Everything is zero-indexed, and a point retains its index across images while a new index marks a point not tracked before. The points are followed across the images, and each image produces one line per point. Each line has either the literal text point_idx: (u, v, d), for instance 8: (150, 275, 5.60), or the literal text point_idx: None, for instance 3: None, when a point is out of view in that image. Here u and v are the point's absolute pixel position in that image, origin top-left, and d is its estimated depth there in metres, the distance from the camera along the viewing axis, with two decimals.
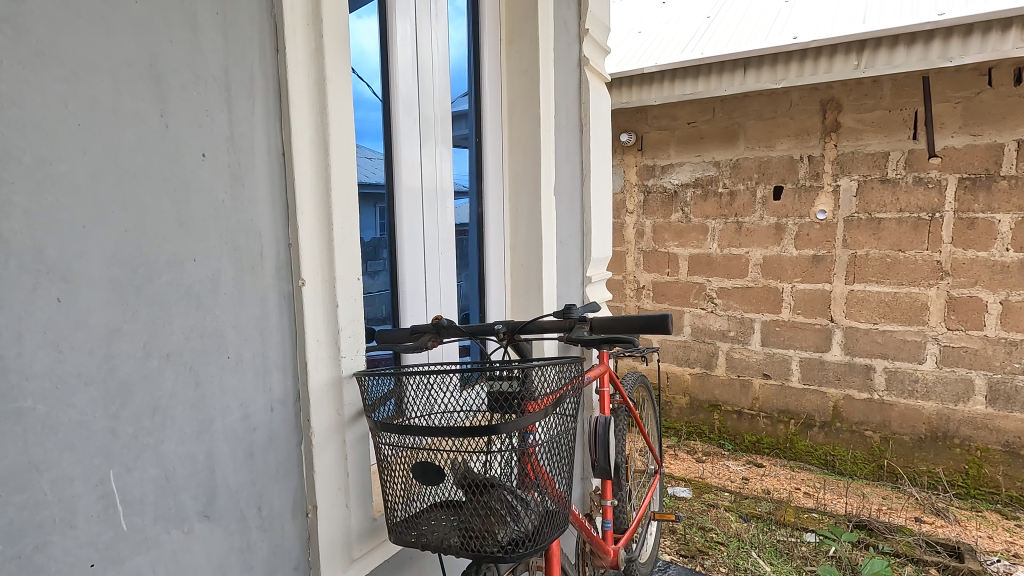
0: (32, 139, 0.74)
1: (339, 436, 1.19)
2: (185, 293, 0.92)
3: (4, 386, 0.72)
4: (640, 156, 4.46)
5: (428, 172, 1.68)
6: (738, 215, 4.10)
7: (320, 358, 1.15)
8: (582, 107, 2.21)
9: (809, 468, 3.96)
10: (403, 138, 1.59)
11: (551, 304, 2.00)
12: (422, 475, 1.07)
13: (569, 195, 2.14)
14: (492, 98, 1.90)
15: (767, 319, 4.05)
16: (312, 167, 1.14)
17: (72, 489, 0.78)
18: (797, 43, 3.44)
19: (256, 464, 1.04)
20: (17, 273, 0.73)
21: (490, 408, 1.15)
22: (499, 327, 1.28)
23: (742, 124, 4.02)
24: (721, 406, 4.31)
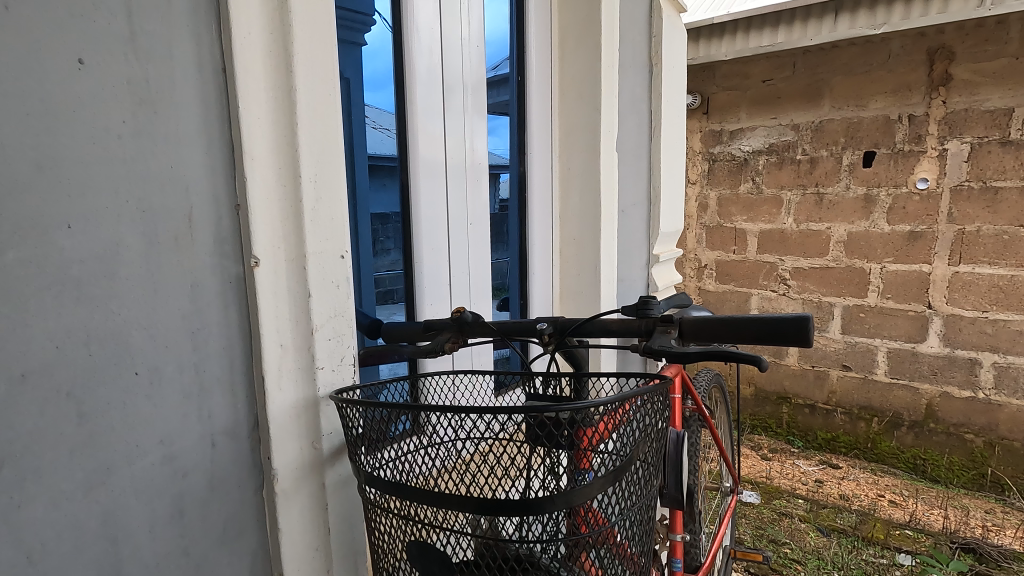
0: None
1: (316, 479, 0.83)
2: (54, 278, 0.58)
3: None
4: (705, 121, 3.89)
5: (454, 142, 1.29)
6: (819, 185, 3.50)
7: (285, 370, 0.79)
8: (654, 41, 1.72)
9: (894, 473, 3.39)
10: (418, 74, 1.19)
11: (611, 290, 1.56)
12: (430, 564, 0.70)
13: (631, 152, 1.72)
14: (539, 25, 1.46)
15: (850, 305, 3.47)
16: (269, 92, 0.76)
17: None
18: None
19: (187, 523, 0.72)
20: None
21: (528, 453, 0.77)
22: (543, 326, 0.91)
23: (828, 81, 3.40)
24: (791, 399, 3.80)
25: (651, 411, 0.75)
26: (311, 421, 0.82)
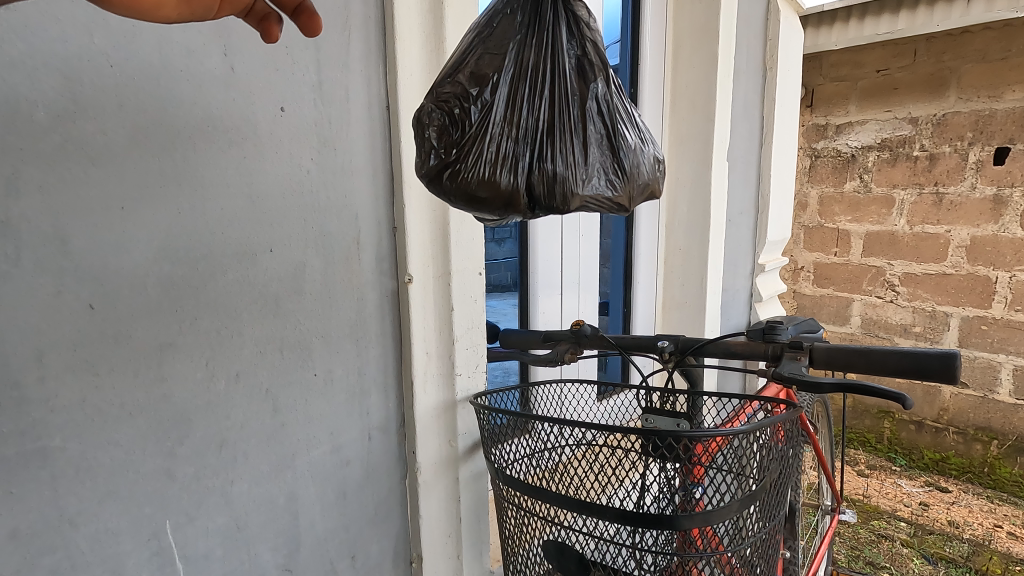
0: (46, 86, 0.52)
1: (452, 473, 0.92)
2: (259, 295, 0.70)
3: (22, 423, 0.55)
4: (809, 114, 3.31)
5: None
6: (939, 185, 2.89)
7: (430, 374, 0.87)
8: (768, 45, 1.67)
9: (1015, 503, 2.88)
10: None
11: (716, 299, 1.56)
12: (453, 190, 0.58)
13: (744, 158, 1.66)
14: (653, 37, 1.46)
15: (970, 315, 2.89)
16: None
17: (117, 546, 0.62)
18: None
19: (349, 506, 0.84)
20: (33, 273, 0.53)
21: (579, 16, 0.64)
22: (664, 344, 0.94)
23: (956, 69, 2.79)
24: (894, 414, 3.30)
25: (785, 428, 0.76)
26: (448, 424, 0.91)
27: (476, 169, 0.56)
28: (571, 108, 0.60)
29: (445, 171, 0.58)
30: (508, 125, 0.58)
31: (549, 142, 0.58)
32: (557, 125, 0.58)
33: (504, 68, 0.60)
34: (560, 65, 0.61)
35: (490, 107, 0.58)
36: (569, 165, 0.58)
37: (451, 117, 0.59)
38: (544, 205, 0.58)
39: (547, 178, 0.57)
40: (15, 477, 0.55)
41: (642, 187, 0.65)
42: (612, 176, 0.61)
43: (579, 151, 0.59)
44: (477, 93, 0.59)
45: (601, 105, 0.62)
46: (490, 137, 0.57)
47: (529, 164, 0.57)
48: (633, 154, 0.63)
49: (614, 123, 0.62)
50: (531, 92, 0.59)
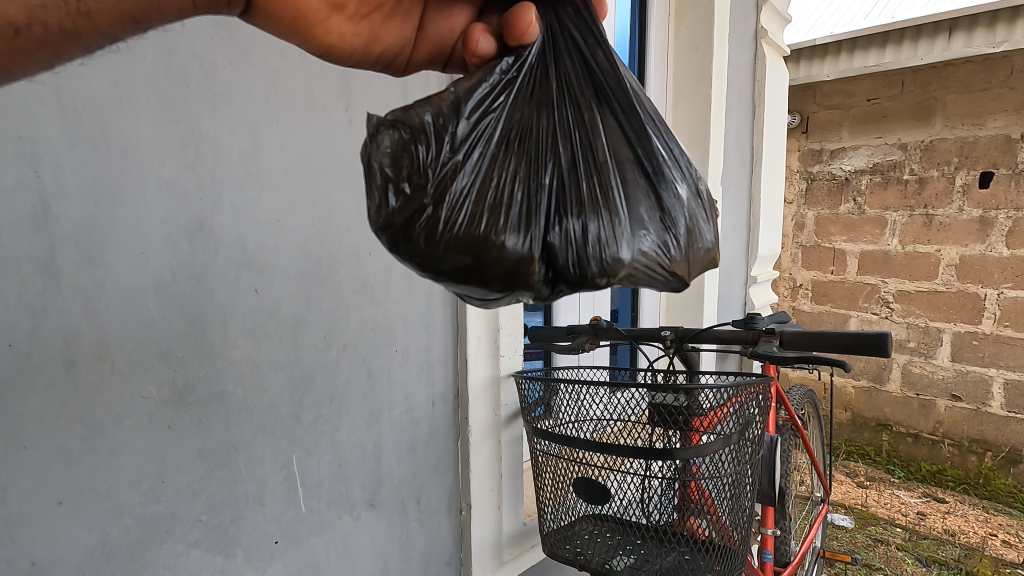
0: (239, 136, 0.78)
1: (495, 436, 1.17)
2: (362, 285, 0.95)
3: (212, 370, 0.77)
4: (804, 139, 3.53)
5: None
6: (928, 207, 3.09)
7: (480, 355, 1.13)
8: (756, 85, 1.92)
9: (1010, 513, 2.87)
10: None
11: (711, 305, 1.79)
12: (428, 251, 0.43)
13: (736, 183, 1.90)
14: (657, 77, 1.70)
15: (962, 331, 3.03)
16: None
17: (262, 469, 0.84)
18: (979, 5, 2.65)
19: (417, 458, 1.06)
20: (224, 263, 0.77)
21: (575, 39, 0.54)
22: (667, 334, 1.16)
23: (940, 98, 3.03)
24: (892, 426, 3.31)
25: (744, 392, 1.08)
26: (493, 395, 1.17)
27: (468, 223, 0.43)
28: (598, 150, 0.49)
29: (417, 219, 0.43)
30: (514, 169, 0.46)
31: (573, 191, 0.46)
32: (581, 172, 0.47)
33: (509, 104, 0.50)
34: (582, 107, 0.52)
35: (487, 144, 0.47)
36: (601, 220, 0.46)
37: (425, 143, 0.44)
38: (567, 273, 0.45)
39: (572, 236, 0.45)
40: (207, 410, 0.77)
41: (702, 255, 0.52)
42: (660, 236, 0.48)
43: (611, 205, 0.47)
44: (470, 123, 0.47)
45: (626, 147, 0.51)
46: (485, 180, 0.45)
47: (545, 219, 0.45)
48: (686, 213, 0.51)
49: (660, 173, 0.51)
50: (546, 134, 0.49)
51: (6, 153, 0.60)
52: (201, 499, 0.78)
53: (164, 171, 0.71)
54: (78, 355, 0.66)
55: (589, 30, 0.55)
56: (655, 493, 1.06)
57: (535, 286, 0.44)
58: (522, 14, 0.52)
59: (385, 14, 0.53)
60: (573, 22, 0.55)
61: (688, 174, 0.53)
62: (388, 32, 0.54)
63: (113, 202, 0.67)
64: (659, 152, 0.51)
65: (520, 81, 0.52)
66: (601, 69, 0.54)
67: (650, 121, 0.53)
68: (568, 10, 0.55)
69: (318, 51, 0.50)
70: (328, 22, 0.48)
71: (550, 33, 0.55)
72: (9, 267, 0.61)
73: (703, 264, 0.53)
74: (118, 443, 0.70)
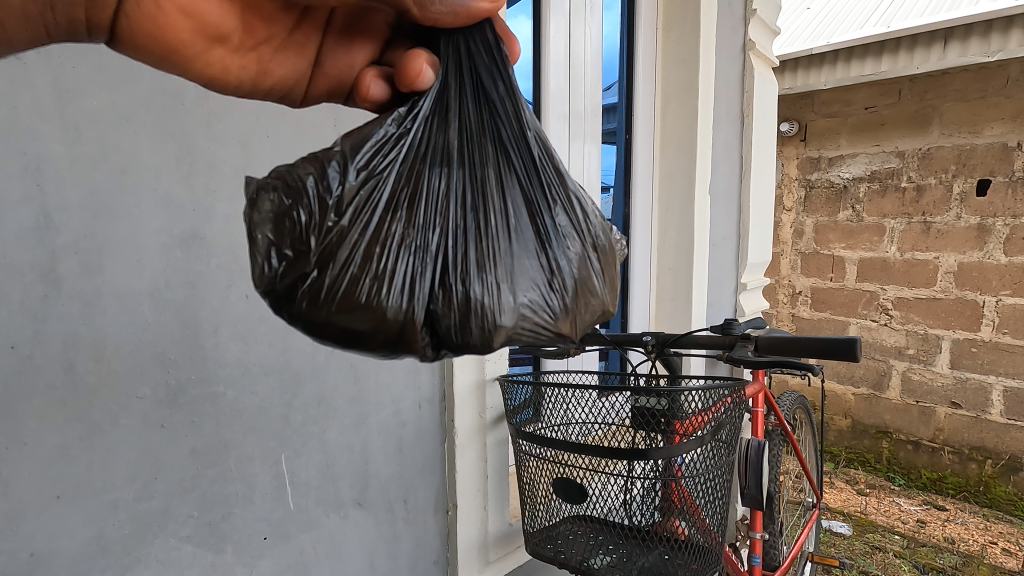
0: (231, 151, 0.82)
1: (481, 438, 1.20)
2: None
3: (204, 372, 0.81)
4: (803, 147, 3.55)
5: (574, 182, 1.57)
6: (926, 215, 3.10)
7: (466, 360, 1.16)
8: (745, 97, 1.96)
9: (1010, 521, 2.87)
10: (552, 109, 1.48)
11: (701, 310, 1.83)
12: (311, 316, 0.44)
13: (726, 192, 1.94)
14: (646, 88, 1.75)
15: (960, 338, 3.04)
16: None
17: (252, 468, 0.88)
18: (975, 15, 2.68)
19: (404, 459, 1.09)
20: (217, 271, 0.81)
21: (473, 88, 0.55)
22: (649, 339, 1.19)
23: (938, 107, 3.05)
24: (892, 434, 3.30)
25: (722, 395, 1.12)
26: (478, 399, 1.20)
27: (351, 292, 0.44)
28: (492, 209, 0.51)
29: (298, 285, 0.44)
30: (402, 231, 0.47)
31: (460, 255, 0.48)
32: (470, 238, 0.49)
33: (402, 160, 0.50)
34: (478, 164, 0.53)
35: (375, 204, 0.48)
36: (487, 285, 0.47)
37: (308, 205, 0.45)
38: (450, 339, 0.47)
39: (456, 303, 0.47)
40: (199, 411, 0.81)
41: (594, 309, 0.55)
42: (549, 298, 0.50)
43: (499, 269, 0.48)
44: (356, 182, 0.47)
45: (519, 208, 0.52)
46: (371, 249, 0.46)
47: (430, 285, 0.47)
48: (578, 272, 0.53)
49: (554, 234, 0.53)
50: (439, 192, 0.50)
51: (12, 168, 0.64)
52: (193, 495, 0.82)
53: (159, 184, 0.75)
54: (76, 357, 0.70)
55: (491, 79, 0.56)
56: (636, 494, 1.08)
57: (420, 351, 0.47)
58: (412, 62, 0.54)
59: (275, 47, 0.59)
60: (471, 71, 0.56)
61: (583, 231, 0.56)
62: (278, 65, 0.60)
63: (111, 213, 0.71)
64: (553, 213, 0.54)
65: (414, 133, 0.52)
66: (500, 124, 0.55)
67: (547, 179, 0.55)
68: (469, 58, 0.56)
69: (201, 80, 0.57)
70: (210, 53, 0.54)
71: (450, 83, 0.55)
72: (13, 274, 0.65)
73: (595, 318, 0.56)
74: (114, 441, 0.73)
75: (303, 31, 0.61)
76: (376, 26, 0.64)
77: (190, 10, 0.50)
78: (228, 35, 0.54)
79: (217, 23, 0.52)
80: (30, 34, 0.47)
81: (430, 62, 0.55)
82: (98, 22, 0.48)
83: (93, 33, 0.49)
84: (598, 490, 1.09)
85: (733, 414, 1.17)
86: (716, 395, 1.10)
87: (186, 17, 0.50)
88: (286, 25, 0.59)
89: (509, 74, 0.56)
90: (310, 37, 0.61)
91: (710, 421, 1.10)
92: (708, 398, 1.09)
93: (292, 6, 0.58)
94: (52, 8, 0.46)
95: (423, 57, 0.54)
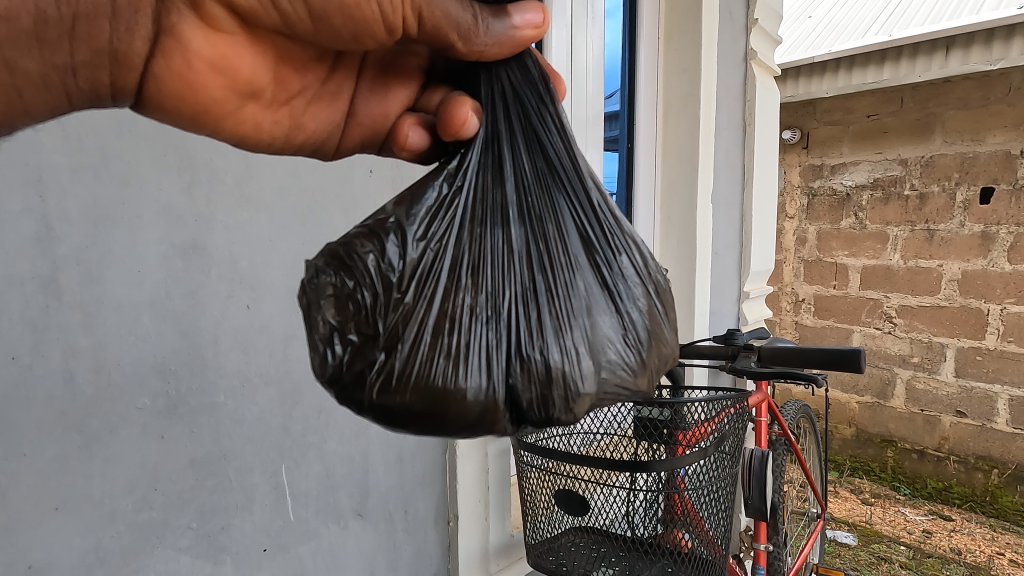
0: (233, 162, 0.82)
1: (482, 449, 1.19)
2: None
3: (204, 382, 0.81)
4: (805, 155, 3.55)
5: None
6: (930, 222, 3.09)
7: None
8: (747, 105, 1.96)
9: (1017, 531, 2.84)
10: None
11: (702, 319, 1.82)
12: (384, 405, 0.42)
13: (728, 200, 1.94)
14: (647, 96, 1.75)
15: (965, 346, 3.02)
16: None
17: (251, 478, 0.88)
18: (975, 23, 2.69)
19: (404, 469, 1.09)
20: (217, 281, 0.81)
21: (522, 139, 0.54)
22: None
23: (940, 115, 3.05)
24: (897, 443, 3.27)
25: (724, 405, 1.12)
26: None
27: (426, 376, 0.42)
28: (561, 268, 0.49)
29: (366, 372, 0.42)
30: (470, 303, 0.46)
31: (536, 322, 0.46)
32: (544, 301, 0.47)
33: (459, 223, 0.49)
34: (540, 216, 0.51)
35: (437, 275, 0.46)
36: (566, 351, 0.46)
37: (370, 285, 0.43)
38: (533, 414, 0.45)
39: (537, 375, 0.45)
40: (198, 421, 0.81)
41: (665, 359, 0.54)
42: (627, 356, 0.49)
43: (576, 333, 0.47)
44: (416, 253, 0.46)
45: (585, 262, 0.51)
46: (440, 325, 0.44)
47: (507, 357, 0.45)
48: (648, 323, 0.52)
49: (623, 287, 0.52)
50: (504, 253, 0.48)
51: (14, 178, 0.64)
52: (192, 506, 0.81)
53: (161, 195, 0.75)
54: (77, 367, 0.70)
55: (541, 123, 0.54)
56: (639, 506, 1.07)
57: (501, 431, 0.45)
58: (458, 111, 0.53)
59: (308, 100, 0.61)
60: (518, 118, 0.54)
61: (647, 277, 0.55)
62: (312, 118, 0.62)
63: (112, 223, 0.72)
64: (619, 264, 0.52)
65: (468, 188, 0.51)
66: (556, 171, 0.54)
67: (608, 228, 0.54)
68: (516, 100, 0.54)
69: (233, 139, 0.58)
70: (241, 111, 0.55)
71: (501, 127, 0.53)
72: (13, 284, 0.65)
73: (666, 366, 0.55)
74: (112, 451, 0.73)
75: (336, 81, 0.62)
76: (410, 70, 0.65)
77: (222, 67, 0.51)
78: (260, 90, 0.55)
79: (249, 79, 0.53)
80: (51, 104, 0.47)
81: (474, 110, 0.54)
82: (123, 88, 0.49)
83: (118, 99, 0.50)
84: (601, 502, 1.07)
85: (736, 424, 1.16)
86: (719, 404, 1.10)
87: (218, 73, 0.51)
88: (320, 76, 0.61)
89: (557, 117, 0.55)
90: (343, 86, 0.63)
91: (714, 432, 1.09)
92: (710, 409, 1.09)
93: (325, 57, 0.60)
94: (75, 74, 0.46)
95: (467, 106, 0.54)
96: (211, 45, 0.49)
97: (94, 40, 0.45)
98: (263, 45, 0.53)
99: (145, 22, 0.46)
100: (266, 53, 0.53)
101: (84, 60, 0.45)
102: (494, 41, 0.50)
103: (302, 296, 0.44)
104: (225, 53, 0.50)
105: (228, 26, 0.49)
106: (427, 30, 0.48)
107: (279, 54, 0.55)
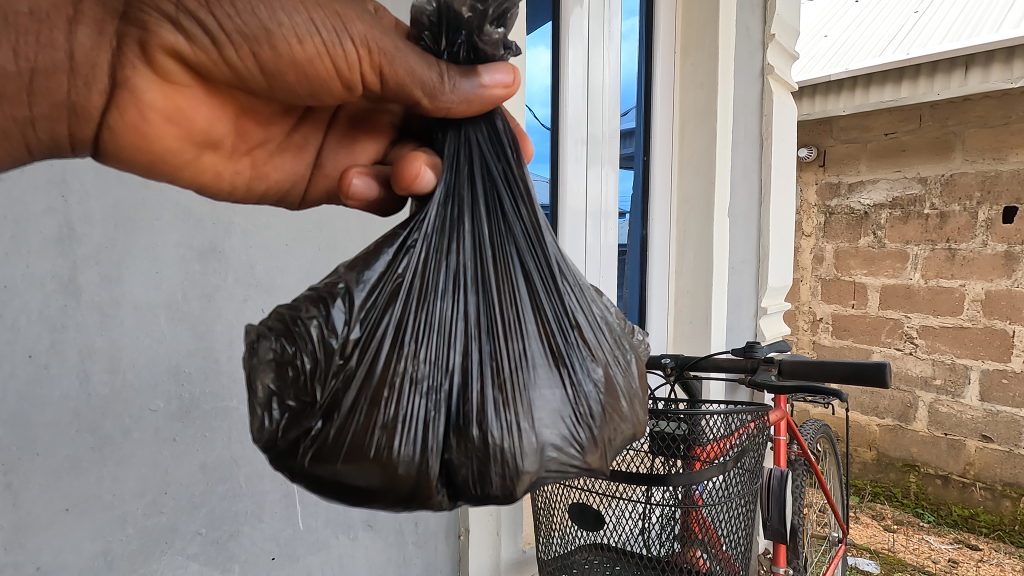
0: None
1: None
2: None
3: (217, 386, 0.81)
4: (821, 173, 3.51)
5: (593, 194, 1.57)
6: (951, 241, 3.03)
7: None
8: (764, 120, 1.95)
9: None
10: (569, 133, 1.49)
11: (720, 334, 1.79)
12: (315, 471, 0.43)
13: (744, 214, 1.92)
14: (663, 112, 1.75)
15: (989, 368, 2.94)
16: None
17: (262, 485, 0.87)
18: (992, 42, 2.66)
19: None
20: (233, 285, 0.82)
21: (480, 205, 0.53)
22: (669, 361, 1.17)
23: (960, 133, 3.01)
24: (920, 468, 3.16)
25: (744, 422, 1.09)
26: None
27: (358, 445, 0.42)
28: (509, 339, 0.47)
29: (302, 439, 0.44)
30: (413, 370, 0.45)
31: (476, 397, 0.44)
32: (487, 373, 0.45)
33: (407, 291, 0.48)
34: (495, 286, 0.50)
35: (381, 342, 0.45)
36: (507, 428, 0.43)
37: (312, 351, 0.44)
38: (468, 490, 0.43)
39: (474, 451, 0.43)
40: (211, 426, 0.80)
41: (619, 434, 0.51)
42: (574, 433, 0.46)
43: (519, 408, 0.44)
44: (364, 322, 0.46)
45: (536, 334, 0.48)
46: (376, 395, 0.43)
47: (445, 431, 0.44)
48: (601, 399, 0.49)
49: (576, 359, 0.49)
50: (452, 324, 0.48)
51: (38, 179, 0.65)
52: (201, 512, 0.80)
53: (180, 198, 0.76)
54: (91, 366, 0.70)
55: (506, 188, 0.53)
56: (654, 522, 1.04)
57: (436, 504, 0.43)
58: (411, 164, 0.54)
59: (271, 151, 0.61)
60: (482, 181, 0.53)
61: (604, 350, 0.52)
62: (275, 168, 0.62)
63: (131, 226, 0.72)
64: (574, 337, 0.50)
65: (420, 246, 0.51)
66: (515, 237, 0.53)
67: (564, 298, 0.52)
68: (482, 164, 0.54)
69: (192, 186, 0.57)
70: (198, 161, 0.56)
71: (462, 194, 0.53)
72: (34, 283, 0.66)
73: (620, 441, 0.51)
74: (125, 453, 0.73)
75: (302, 134, 0.63)
76: (381, 126, 0.66)
77: (177, 118, 0.50)
78: (218, 141, 0.55)
79: (205, 128, 0.53)
80: (12, 156, 0.46)
81: (427, 164, 0.55)
82: (82, 138, 0.48)
83: (78, 149, 0.49)
84: (615, 518, 1.04)
85: (755, 441, 1.14)
86: (740, 419, 1.08)
87: (172, 124, 0.50)
88: (285, 129, 0.62)
89: (523, 182, 0.54)
90: (309, 139, 0.64)
91: (733, 450, 1.06)
92: (730, 424, 1.06)
93: (291, 112, 0.61)
94: (34, 125, 0.45)
95: (421, 159, 0.55)
96: (165, 96, 0.48)
97: (52, 93, 0.44)
98: (223, 99, 0.53)
99: (103, 75, 0.45)
100: (224, 106, 0.54)
101: (44, 113, 0.45)
102: (458, 98, 0.50)
103: (247, 359, 0.45)
104: (179, 104, 0.50)
105: (184, 79, 0.48)
106: (390, 87, 0.48)
107: (239, 107, 0.55)
